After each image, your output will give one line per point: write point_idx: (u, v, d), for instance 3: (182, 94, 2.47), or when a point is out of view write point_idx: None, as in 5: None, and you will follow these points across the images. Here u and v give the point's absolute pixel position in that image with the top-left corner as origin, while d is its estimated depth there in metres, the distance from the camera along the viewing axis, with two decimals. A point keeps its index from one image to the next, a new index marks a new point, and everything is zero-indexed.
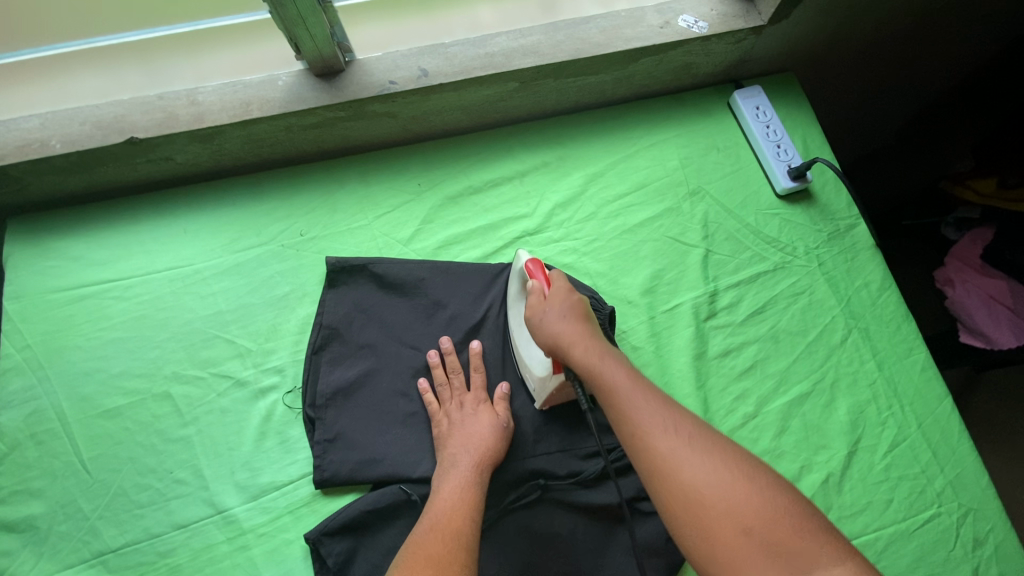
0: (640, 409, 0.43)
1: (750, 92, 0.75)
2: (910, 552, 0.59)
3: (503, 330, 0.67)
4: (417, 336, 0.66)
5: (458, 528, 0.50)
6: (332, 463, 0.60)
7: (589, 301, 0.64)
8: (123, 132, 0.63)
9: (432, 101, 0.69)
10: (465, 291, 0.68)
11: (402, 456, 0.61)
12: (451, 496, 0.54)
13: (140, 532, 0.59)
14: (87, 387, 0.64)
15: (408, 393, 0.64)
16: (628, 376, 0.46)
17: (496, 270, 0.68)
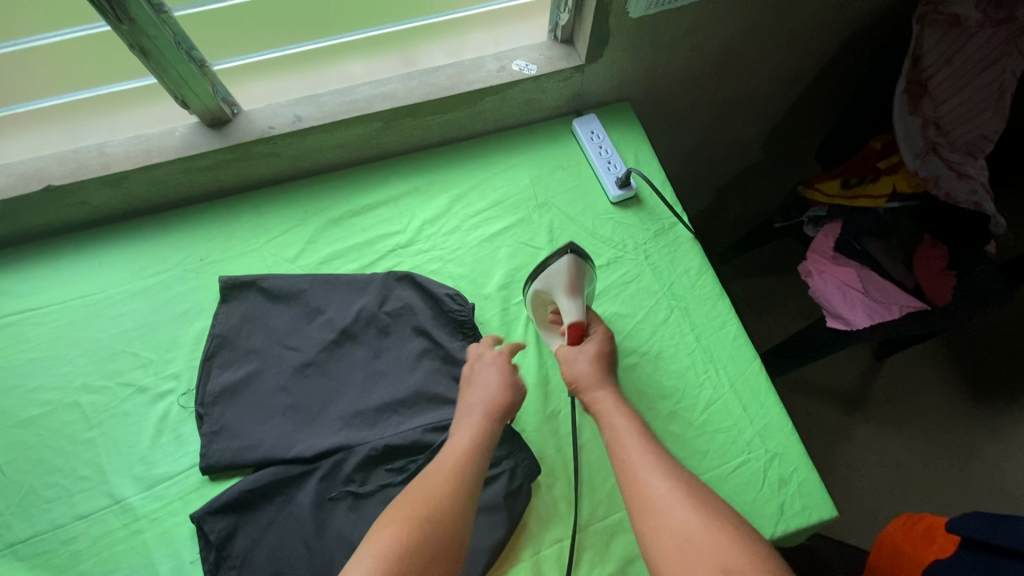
0: (637, 456, 0.58)
1: (586, 119, 0.89)
2: (724, 494, 0.68)
3: (374, 329, 0.77)
4: (298, 339, 0.76)
5: (460, 468, 0.59)
6: (217, 451, 0.69)
7: (445, 298, 0.77)
8: (41, 181, 0.75)
9: (309, 141, 0.82)
10: (342, 297, 0.78)
11: (280, 441, 0.70)
12: (460, 437, 0.62)
13: (47, 524, 0.67)
14: (6, 402, 0.73)
15: (287, 389, 0.73)
16: (634, 433, 0.61)
17: (367, 278, 0.80)
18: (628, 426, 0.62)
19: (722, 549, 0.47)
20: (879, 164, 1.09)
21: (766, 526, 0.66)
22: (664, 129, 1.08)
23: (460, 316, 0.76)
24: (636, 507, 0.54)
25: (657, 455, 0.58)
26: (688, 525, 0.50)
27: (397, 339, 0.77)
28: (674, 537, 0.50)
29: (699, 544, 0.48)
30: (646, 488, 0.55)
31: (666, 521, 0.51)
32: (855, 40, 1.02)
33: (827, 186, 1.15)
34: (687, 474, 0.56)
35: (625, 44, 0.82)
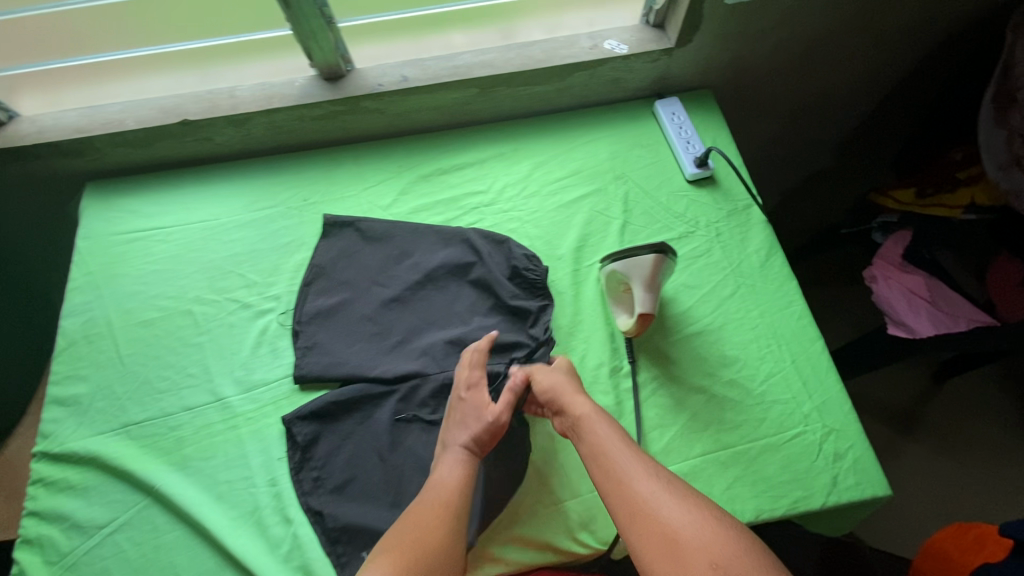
0: (622, 462, 0.59)
1: (669, 102, 0.93)
2: (778, 461, 0.70)
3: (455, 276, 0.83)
4: (386, 276, 0.83)
5: (449, 505, 0.61)
6: (308, 364, 0.76)
7: (522, 258, 0.82)
8: (179, 115, 0.85)
9: (411, 101, 0.89)
10: (427, 243, 0.85)
11: (365, 363, 0.76)
12: (445, 475, 0.63)
13: (158, 411, 0.75)
14: (130, 304, 0.82)
15: (373, 318, 0.80)
16: (616, 441, 0.62)
17: (450, 232, 0.86)
18: (611, 433, 0.63)
19: (713, 547, 0.51)
20: (958, 174, 1.07)
21: (818, 495, 0.68)
22: (740, 122, 1.10)
23: (530, 274, 0.80)
24: (623, 509, 0.56)
25: (640, 457, 0.60)
26: (677, 521, 0.53)
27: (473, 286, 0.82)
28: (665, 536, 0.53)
29: (690, 542, 0.52)
30: (633, 490, 0.57)
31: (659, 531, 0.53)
32: (950, 46, 1.01)
33: (901, 194, 1.14)
34: (670, 474, 0.59)
35: (715, 30, 0.86)
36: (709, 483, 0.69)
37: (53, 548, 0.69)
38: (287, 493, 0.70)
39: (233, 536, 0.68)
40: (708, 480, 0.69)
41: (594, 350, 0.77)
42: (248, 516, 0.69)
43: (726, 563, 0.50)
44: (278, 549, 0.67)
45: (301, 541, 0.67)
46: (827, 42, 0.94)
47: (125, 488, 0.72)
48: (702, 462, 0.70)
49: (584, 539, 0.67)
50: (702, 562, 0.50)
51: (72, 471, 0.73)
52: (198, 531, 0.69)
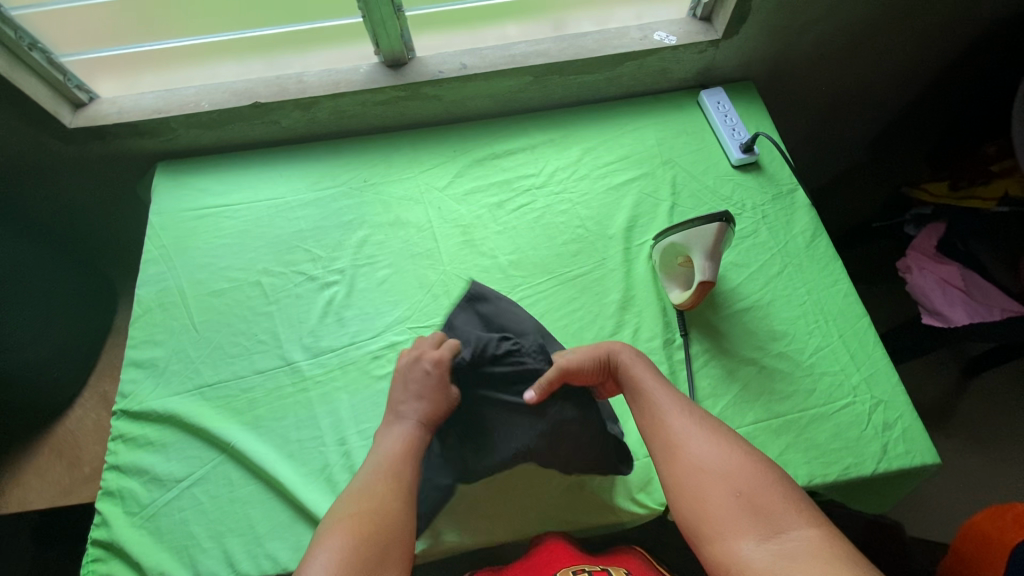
0: (655, 398, 0.63)
1: (714, 92, 0.97)
2: (828, 429, 0.72)
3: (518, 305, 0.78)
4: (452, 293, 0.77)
5: (398, 477, 0.62)
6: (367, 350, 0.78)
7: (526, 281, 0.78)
8: (251, 98, 0.90)
9: (469, 88, 0.93)
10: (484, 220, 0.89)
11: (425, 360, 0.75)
12: (393, 445, 0.65)
13: (230, 374, 0.79)
14: (202, 274, 0.87)
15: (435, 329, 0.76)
16: (653, 380, 0.65)
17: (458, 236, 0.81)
18: (652, 380, 0.65)
19: (740, 479, 0.55)
20: (992, 167, 1.09)
21: (869, 461, 0.70)
22: (777, 113, 1.14)
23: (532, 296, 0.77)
24: (658, 446, 0.60)
25: (673, 396, 0.63)
26: (705, 456, 0.57)
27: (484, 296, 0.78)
28: (693, 468, 0.57)
29: (712, 472, 0.55)
30: (667, 428, 0.61)
31: (689, 464, 0.57)
32: (982, 44, 1.05)
33: (935, 187, 1.17)
34: (705, 414, 0.62)
35: (762, 22, 0.90)
36: (762, 450, 0.71)
37: (133, 500, 0.72)
38: (355, 452, 0.73)
39: (306, 491, 0.71)
40: (762, 446, 0.71)
41: (647, 322, 0.80)
42: (319, 472, 0.72)
43: (751, 493, 0.53)
44: None
45: None
46: (867, 35, 0.97)
47: (201, 445, 0.75)
48: (755, 429, 0.72)
49: (642, 500, 0.69)
50: (724, 492, 0.54)
51: (150, 428, 0.76)
52: (271, 486, 0.72)
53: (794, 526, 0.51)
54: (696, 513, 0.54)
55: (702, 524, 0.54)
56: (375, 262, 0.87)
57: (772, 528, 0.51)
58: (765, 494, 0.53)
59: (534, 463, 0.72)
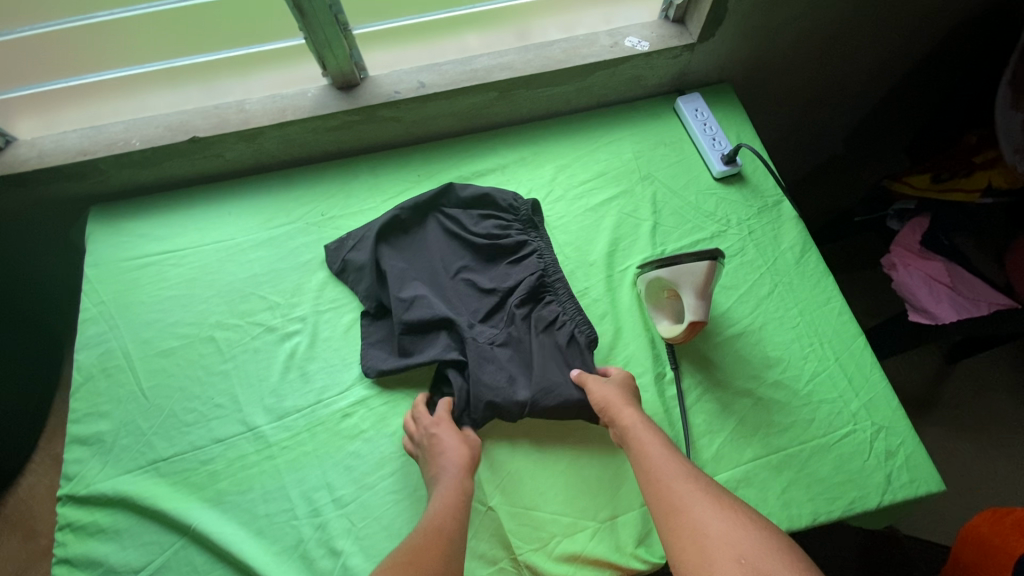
0: (655, 458, 0.61)
1: (691, 98, 0.91)
2: (830, 462, 0.69)
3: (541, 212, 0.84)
4: (462, 234, 0.82)
5: (448, 531, 0.58)
6: (375, 358, 0.76)
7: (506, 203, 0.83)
8: (188, 132, 0.81)
9: (429, 107, 0.86)
10: (453, 250, 0.82)
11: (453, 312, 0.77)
12: (439, 501, 0.61)
13: (186, 445, 0.72)
14: (148, 333, 0.79)
15: (451, 275, 0.80)
16: (655, 442, 0.63)
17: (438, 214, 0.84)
18: (659, 449, 0.62)
19: (745, 545, 0.50)
20: (974, 159, 1.07)
21: (874, 494, 0.67)
22: (756, 111, 1.09)
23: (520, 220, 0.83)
24: (661, 516, 0.57)
25: (675, 459, 0.61)
26: (709, 521, 0.54)
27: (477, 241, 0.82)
28: (695, 532, 0.53)
29: (716, 539, 0.52)
30: (669, 492, 0.58)
31: (692, 532, 0.53)
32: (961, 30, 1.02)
33: (916, 180, 1.14)
34: (709, 480, 0.59)
35: (739, 24, 0.84)
36: (763, 489, 0.68)
37: None
38: (330, 524, 0.67)
39: (280, 572, 0.65)
40: (762, 486, 0.68)
41: (635, 354, 0.76)
42: (292, 549, 0.67)
43: (755, 558, 0.49)
44: None
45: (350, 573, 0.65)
46: (847, 30, 0.93)
47: (160, 528, 0.68)
48: (754, 467, 0.69)
49: (643, 555, 0.65)
50: (728, 558, 0.50)
51: (100, 513, 0.69)
52: (241, 569, 0.66)
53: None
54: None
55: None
56: (340, 307, 0.80)
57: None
58: (768, 557, 0.49)
59: (524, 522, 0.67)
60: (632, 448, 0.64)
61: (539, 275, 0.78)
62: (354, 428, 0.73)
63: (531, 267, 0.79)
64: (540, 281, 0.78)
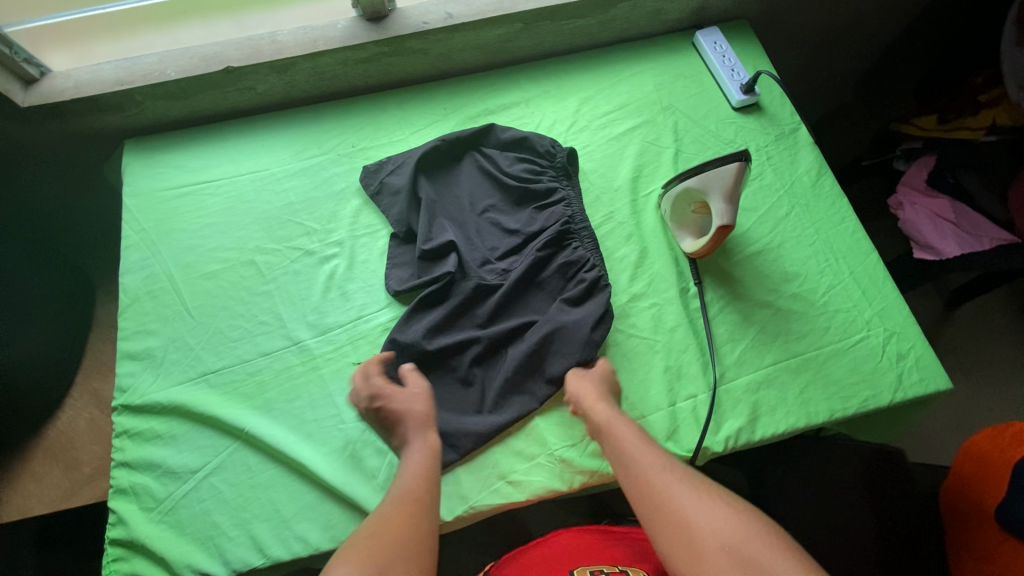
0: (633, 452, 0.63)
1: (709, 32, 0.94)
2: (844, 364, 0.73)
3: (576, 163, 0.85)
4: (496, 173, 0.84)
5: (416, 500, 0.61)
6: (397, 277, 0.79)
7: (544, 149, 0.85)
8: (222, 63, 0.83)
9: (456, 39, 0.88)
10: (481, 182, 0.85)
11: (472, 248, 0.80)
12: (407, 472, 0.64)
13: (234, 358, 0.76)
14: (190, 257, 0.82)
15: (478, 212, 0.83)
16: (636, 437, 0.64)
17: (476, 154, 0.86)
18: (637, 441, 0.64)
19: (724, 529, 0.55)
20: (980, 97, 1.09)
21: (885, 392, 0.72)
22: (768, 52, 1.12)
23: (555, 163, 0.84)
24: (645, 508, 0.59)
25: (654, 451, 0.63)
26: (690, 509, 0.57)
27: (506, 183, 0.84)
28: (676, 521, 0.56)
29: (701, 528, 0.55)
30: (653, 484, 0.60)
31: (678, 523, 0.56)
32: None
33: (923, 121, 1.17)
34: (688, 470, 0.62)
35: None
36: (783, 389, 0.72)
37: (148, 495, 0.69)
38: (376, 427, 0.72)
39: (330, 470, 0.69)
40: (782, 387, 0.72)
41: (661, 270, 0.79)
42: (341, 451, 0.71)
43: (739, 544, 0.53)
44: (375, 479, 0.69)
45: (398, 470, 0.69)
46: None
47: (214, 433, 0.72)
48: (773, 370, 0.73)
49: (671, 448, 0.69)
50: (714, 546, 0.54)
51: (155, 421, 0.73)
52: (293, 468, 0.70)
53: (781, 572, 0.51)
54: (688, 573, 0.53)
55: None
56: (375, 232, 0.83)
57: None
58: (753, 544, 0.53)
59: (564, 421, 0.71)
60: (611, 441, 0.65)
61: (560, 222, 0.79)
62: None
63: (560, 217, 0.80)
64: (562, 228, 0.79)
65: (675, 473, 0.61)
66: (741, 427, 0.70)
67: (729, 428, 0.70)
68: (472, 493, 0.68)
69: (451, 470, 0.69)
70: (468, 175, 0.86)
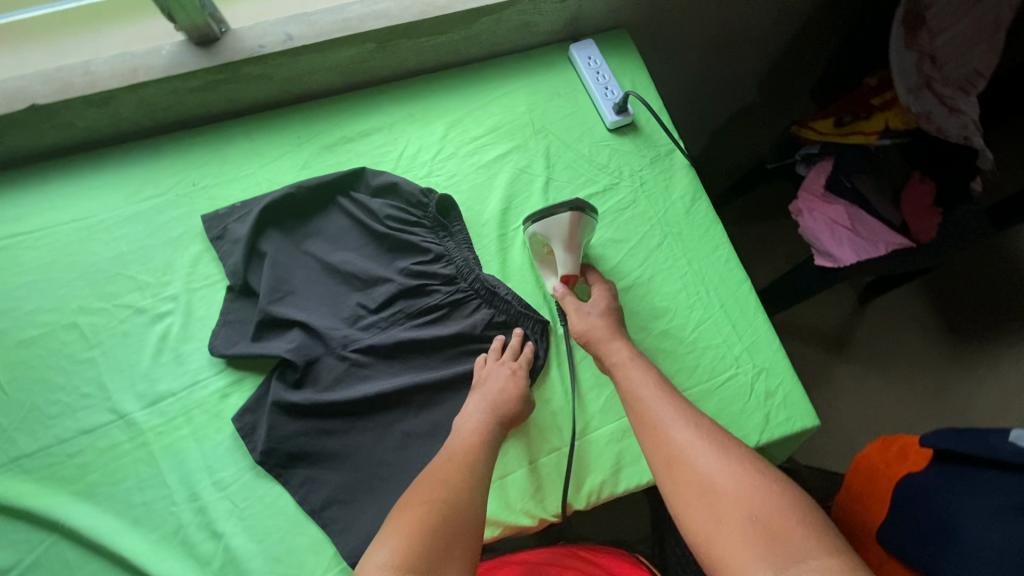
0: (651, 403, 0.59)
1: (584, 45, 0.88)
2: (712, 405, 0.71)
3: (454, 209, 0.78)
4: (362, 221, 0.77)
5: (471, 465, 0.58)
6: (223, 338, 0.71)
7: (411, 194, 0.78)
8: (25, 99, 0.73)
9: (301, 62, 0.80)
10: (345, 233, 0.78)
11: (329, 317, 0.73)
12: (461, 436, 0.61)
13: (52, 438, 0.68)
14: (3, 323, 0.73)
15: (337, 270, 0.75)
16: (649, 383, 0.61)
17: (340, 199, 0.79)
18: (653, 389, 0.60)
19: (757, 504, 0.49)
20: (873, 100, 1.08)
21: (752, 434, 0.69)
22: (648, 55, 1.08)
23: (426, 210, 0.78)
24: (657, 458, 0.55)
25: (676, 406, 0.58)
26: (715, 472, 0.51)
27: (372, 233, 0.78)
28: (681, 464, 0.53)
29: (725, 492, 0.50)
30: (670, 440, 0.55)
31: (699, 486, 0.51)
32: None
33: (821, 124, 1.13)
34: (710, 423, 0.56)
35: None
36: None
37: None
38: (211, 508, 0.65)
39: (157, 560, 0.63)
40: None
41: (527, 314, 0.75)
42: (172, 536, 0.64)
43: (767, 518, 0.48)
44: (210, 566, 0.63)
45: (234, 555, 0.63)
46: None
47: (27, 527, 0.65)
48: None
49: (532, 511, 0.66)
50: (741, 516, 0.48)
51: None
52: (117, 561, 0.63)
53: (814, 554, 0.45)
54: (709, 538, 0.49)
55: (710, 548, 0.48)
56: (214, 283, 0.75)
57: (790, 554, 0.45)
58: (781, 516, 0.48)
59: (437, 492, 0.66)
60: (623, 385, 0.62)
61: (433, 278, 0.75)
62: (234, 409, 0.70)
63: (433, 274, 0.75)
64: (435, 283, 0.75)
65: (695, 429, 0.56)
66: (602, 482, 0.67)
67: (591, 483, 0.67)
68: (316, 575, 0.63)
69: (294, 547, 0.64)
70: (330, 225, 0.78)
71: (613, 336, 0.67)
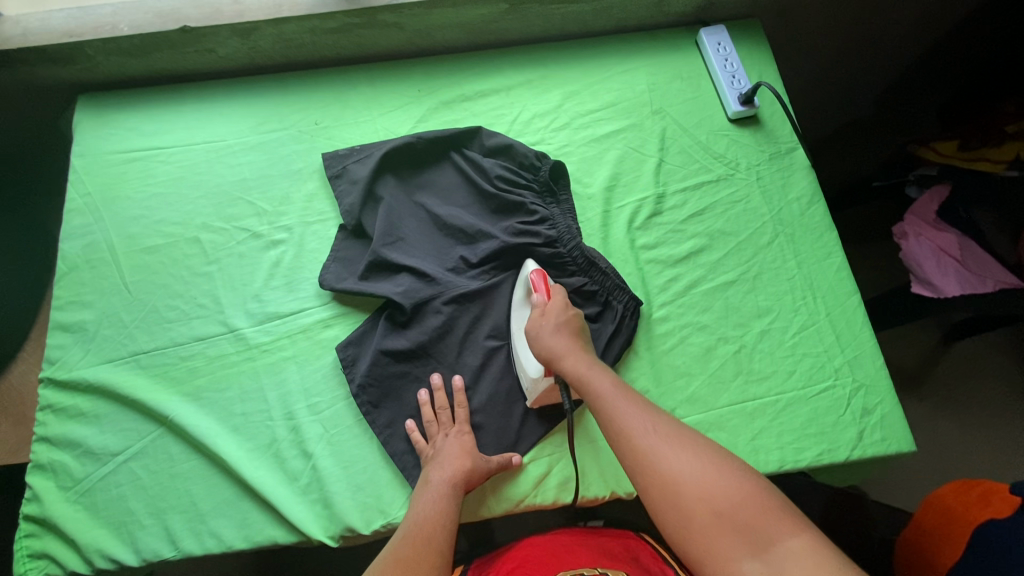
0: (621, 412, 0.55)
1: (715, 30, 0.86)
2: (805, 413, 0.69)
3: (564, 178, 0.78)
4: (473, 178, 0.78)
5: (430, 536, 0.56)
6: (333, 272, 0.74)
7: (523, 158, 0.78)
8: (178, 21, 0.77)
9: (434, 15, 0.81)
10: (455, 189, 0.80)
11: (433, 266, 0.75)
12: (426, 505, 0.59)
13: (167, 340, 0.73)
14: (134, 229, 0.78)
15: (444, 222, 0.77)
16: (614, 387, 0.58)
17: (453, 155, 0.80)
18: (612, 388, 0.57)
19: (721, 495, 0.47)
20: (1008, 127, 1.00)
21: (843, 448, 0.67)
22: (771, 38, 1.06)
23: (537, 175, 0.78)
24: (632, 469, 0.52)
25: (642, 409, 0.55)
26: (682, 466, 0.49)
27: (480, 190, 0.78)
28: (649, 470, 0.50)
29: (688, 487, 0.48)
30: (635, 440, 0.53)
31: (666, 485, 0.49)
32: None
33: (943, 146, 1.06)
34: (670, 419, 0.55)
35: None
36: (734, 434, 0.68)
37: (66, 474, 0.67)
38: (304, 428, 0.69)
39: (251, 468, 0.66)
40: (734, 430, 0.68)
41: None
42: (266, 448, 0.68)
43: (731, 508, 0.46)
44: (298, 482, 0.66)
45: (321, 476, 0.67)
46: None
47: (139, 417, 0.70)
48: (727, 412, 0.69)
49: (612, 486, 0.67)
50: (703, 501, 0.47)
51: (81, 398, 0.70)
52: (215, 462, 0.68)
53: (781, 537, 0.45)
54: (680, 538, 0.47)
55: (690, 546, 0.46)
56: (327, 220, 0.78)
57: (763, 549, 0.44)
58: (746, 506, 0.46)
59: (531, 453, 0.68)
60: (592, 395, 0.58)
61: (535, 240, 0.74)
62: (334, 340, 0.73)
63: (537, 235, 0.74)
64: (537, 247, 0.74)
65: (655, 423, 0.54)
66: None
67: None
68: (395, 509, 0.65)
69: (377, 478, 0.67)
70: (442, 179, 0.80)
71: (575, 351, 0.62)
